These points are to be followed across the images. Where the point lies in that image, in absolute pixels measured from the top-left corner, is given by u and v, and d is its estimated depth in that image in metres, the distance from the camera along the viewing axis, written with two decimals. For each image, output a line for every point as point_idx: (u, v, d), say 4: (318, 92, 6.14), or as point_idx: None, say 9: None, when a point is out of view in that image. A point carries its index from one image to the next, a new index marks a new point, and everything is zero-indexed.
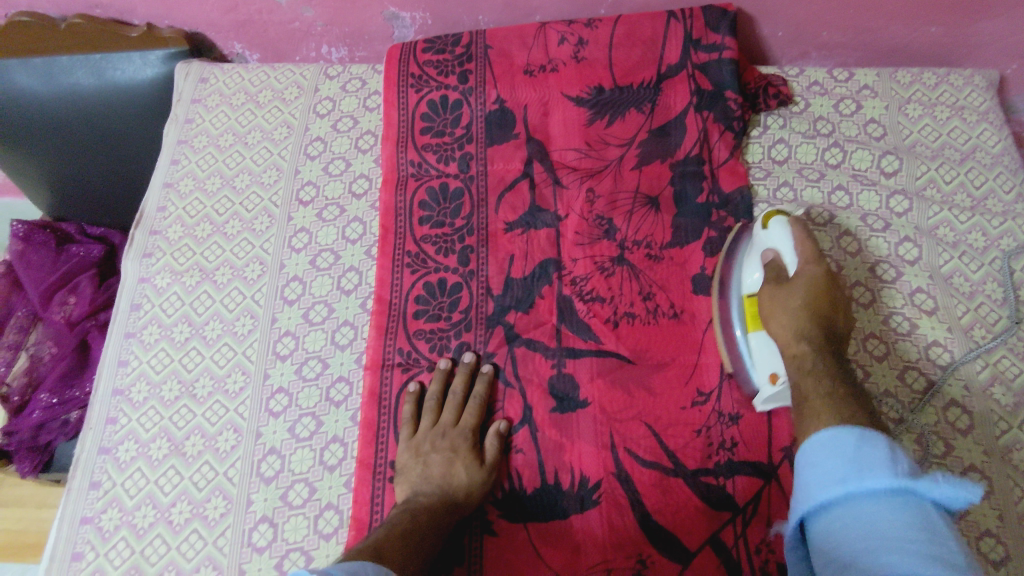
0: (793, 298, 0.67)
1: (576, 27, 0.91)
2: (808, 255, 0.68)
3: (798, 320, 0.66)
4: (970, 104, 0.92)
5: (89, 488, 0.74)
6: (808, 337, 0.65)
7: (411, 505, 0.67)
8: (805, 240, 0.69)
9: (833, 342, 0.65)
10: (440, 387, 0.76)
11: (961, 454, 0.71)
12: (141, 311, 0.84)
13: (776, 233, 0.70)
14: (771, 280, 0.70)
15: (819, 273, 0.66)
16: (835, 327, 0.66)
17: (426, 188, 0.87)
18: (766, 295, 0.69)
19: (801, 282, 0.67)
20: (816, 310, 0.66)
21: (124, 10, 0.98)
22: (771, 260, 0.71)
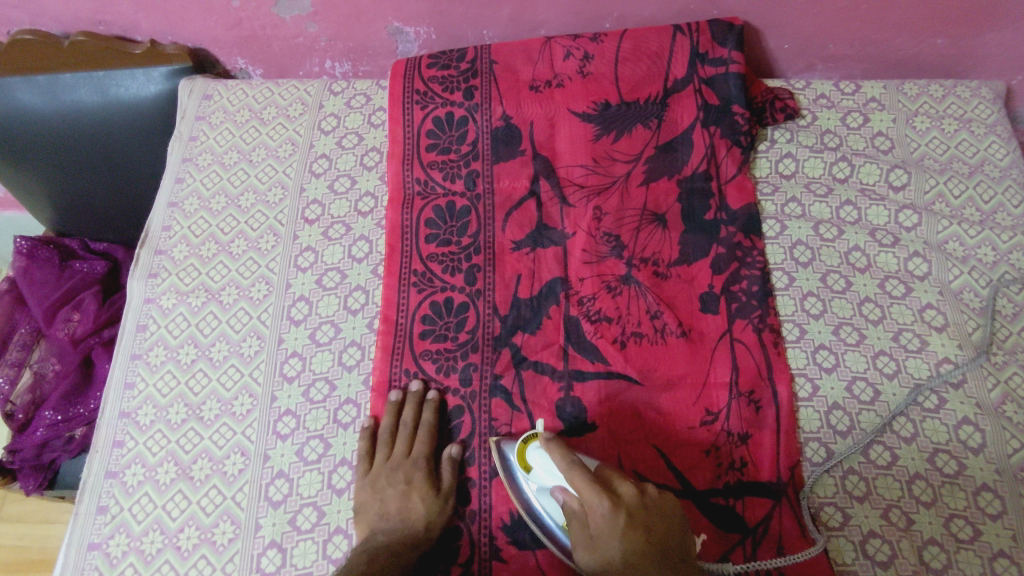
0: (611, 538, 0.59)
1: (582, 42, 0.91)
2: (591, 499, 0.60)
3: (630, 575, 0.58)
4: (977, 117, 0.92)
5: (96, 513, 0.73)
6: (652, 572, 0.57)
7: (371, 545, 0.66)
8: (570, 470, 0.62)
9: (676, 558, 0.59)
10: (392, 420, 0.75)
11: (973, 474, 0.71)
12: (147, 332, 0.83)
13: (542, 468, 0.66)
14: (575, 531, 0.62)
15: (607, 503, 0.60)
16: (663, 539, 0.59)
17: (432, 206, 0.87)
18: (579, 545, 0.61)
19: (609, 530, 0.59)
20: (637, 547, 0.58)
21: (128, 26, 0.97)
22: (564, 503, 0.63)
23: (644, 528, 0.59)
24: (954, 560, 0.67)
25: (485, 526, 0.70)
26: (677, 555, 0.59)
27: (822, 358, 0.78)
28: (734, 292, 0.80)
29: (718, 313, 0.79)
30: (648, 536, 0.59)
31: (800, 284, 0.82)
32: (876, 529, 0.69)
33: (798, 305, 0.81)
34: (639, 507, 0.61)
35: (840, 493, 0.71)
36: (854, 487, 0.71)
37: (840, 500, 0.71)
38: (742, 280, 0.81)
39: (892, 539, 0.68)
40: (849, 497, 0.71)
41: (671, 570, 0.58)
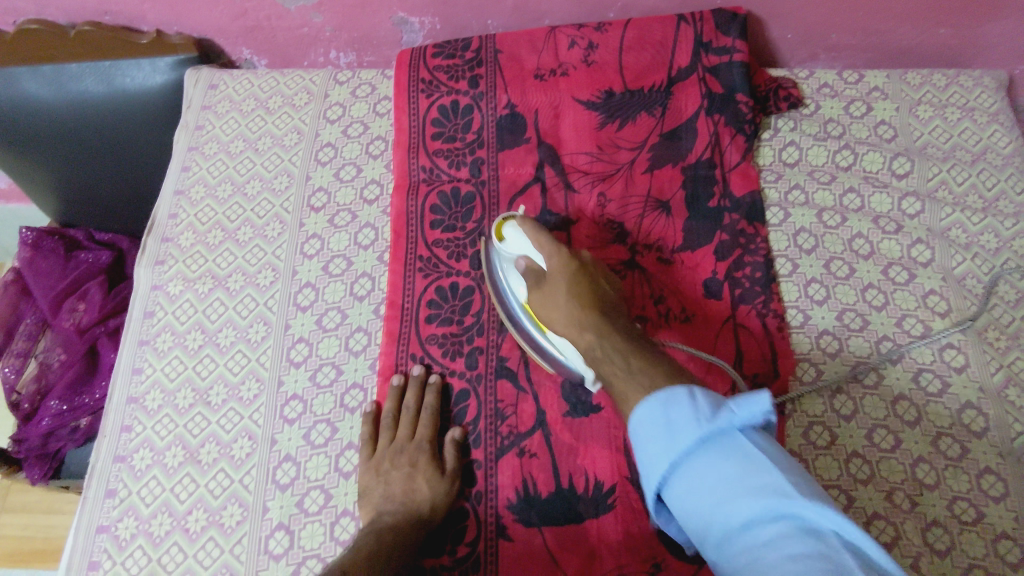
0: (558, 276, 0.68)
1: (586, 31, 0.92)
2: (551, 249, 0.70)
3: (564, 304, 0.66)
4: (980, 106, 0.92)
5: (104, 496, 0.74)
6: (582, 305, 0.65)
7: (379, 526, 0.66)
8: (539, 234, 0.71)
9: (608, 312, 0.65)
10: (394, 405, 0.75)
11: (977, 457, 0.71)
12: (154, 318, 0.84)
13: (512, 241, 0.73)
14: (531, 283, 0.70)
15: (563, 255, 0.69)
16: (602, 299, 0.66)
17: (437, 193, 0.87)
18: (533, 295, 0.70)
19: (558, 274, 0.68)
20: (580, 296, 0.66)
21: (134, 17, 0.98)
22: (526, 268, 0.71)
23: (588, 284, 0.67)
24: (958, 542, 0.68)
25: (491, 507, 0.70)
26: (619, 312, 0.65)
27: (825, 344, 0.78)
28: (738, 278, 0.81)
29: (721, 298, 0.80)
30: (592, 290, 0.66)
31: (804, 271, 0.83)
32: (880, 511, 0.69)
33: (802, 292, 0.81)
34: (592, 273, 0.69)
35: (845, 476, 0.71)
36: (858, 470, 0.71)
37: (845, 483, 0.71)
38: (746, 266, 0.81)
39: (896, 520, 0.69)
40: (853, 480, 0.71)
41: (607, 316, 0.64)
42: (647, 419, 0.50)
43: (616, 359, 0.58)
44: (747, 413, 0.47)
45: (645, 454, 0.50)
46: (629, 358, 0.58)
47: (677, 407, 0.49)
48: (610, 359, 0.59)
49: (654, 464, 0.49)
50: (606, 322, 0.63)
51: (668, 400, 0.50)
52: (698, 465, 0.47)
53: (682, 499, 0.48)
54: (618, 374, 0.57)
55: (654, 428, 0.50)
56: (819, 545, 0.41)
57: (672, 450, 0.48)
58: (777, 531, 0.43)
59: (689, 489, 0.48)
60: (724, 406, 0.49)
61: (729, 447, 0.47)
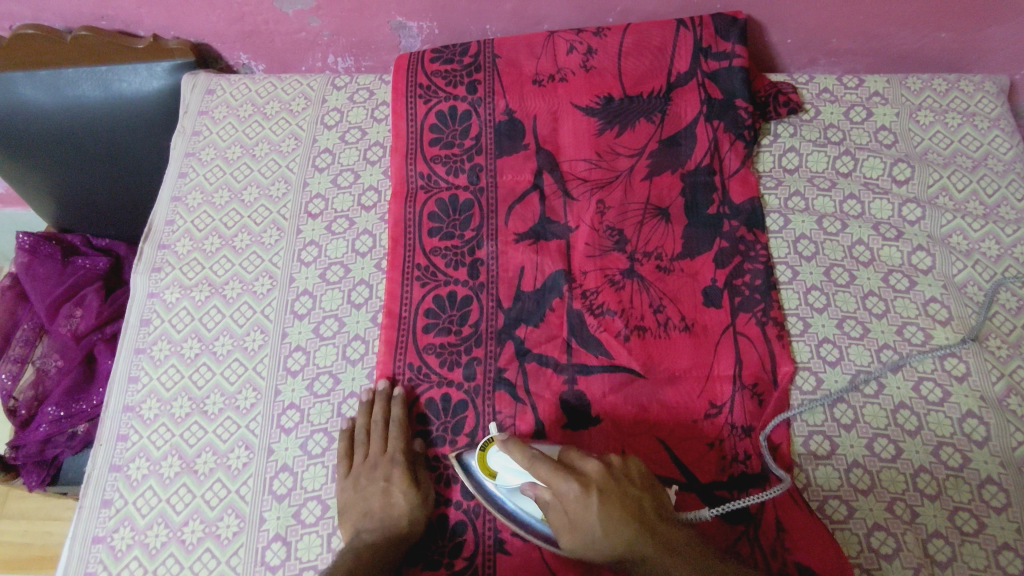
0: (587, 517, 0.59)
1: (585, 36, 0.91)
2: (558, 482, 0.61)
3: (608, 543, 0.59)
4: (980, 111, 0.92)
5: (100, 507, 0.73)
6: (628, 538, 0.59)
7: (359, 544, 0.65)
8: (533, 460, 0.62)
9: (650, 522, 0.60)
10: (365, 420, 0.74)
11: (977, 467, 0.71)
12: (150, 326, 0.83)
13: (505, 467, 0.64)
14: (550, 516, 0.62)
15: (574, 487, 0.60)
16: (640, 510, 0.60)
17: (435, 200, 0.87)
18: (558, 532, 0.61)
19: (581, 510, 0.60)
20: (619, 519, 0.59)
21: (130, 21, 0.97)
22: (537, 496, 0.62)
23: (620, 502, 0.60)
24: (960, 553, 0.67)
25: (488, 521, 0.70)
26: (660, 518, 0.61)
27: (825, 352, 0.78)
28: (737, 286, 0.80)
29: (720, 306, 0.79)
30: (626, 508, 0.60)
31: (804, 278, 0.82)
32: (881, 521, 0.69)
33: (802, 299, 0.81)
34: (611, 482, 0.62)
35: (846, 486, 0.71)
36: (859, 480, 0.71)
37: (845, 493, 0.71)
38: (745, 274, 0.81)
39: (897, 531, 0.68)
40: (854, 490, 0.71)
41: (654, 530, 0.60)
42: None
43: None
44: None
45: None
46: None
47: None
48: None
49: None
50: (661, 546, 0.59)
51: None
52: None
53: None
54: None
55: None
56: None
57: None
58: None
59: None
60: None
61: None
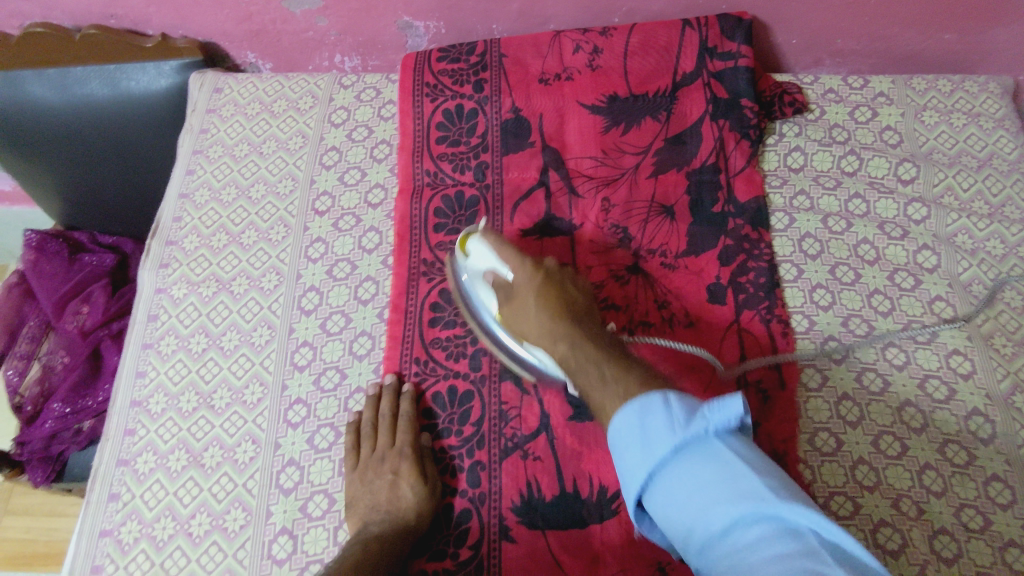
0: (526, 294, 0.65)
1: (591, 36, 0.92)
2: (516, 263, 0.68)
3: (537, 316, 0.64)
4: (985, 111, 0.92)
5: (107, 500, 0.74)
6: (552, 316, 0.63)
7: (364, 536, 0.65)
8: (503, 246, 0.69)
9: (578, 317, 0.63)
10: (372, 414, 0.74)
11: (983, 464, 0.71)
12: (157, 321, 0.83)
13: (478, 253, 0.71)
14: (502, 299, 0.69)
15: (526, 267, 0.67)
16: (573, 303, 0.64)
17: (441, 196, 0.87)
18: (505, 309, 0.68)
19: (525, 284, 0.66)
20: (551, 300, 0.64)
21: (139, 20, 0.98)
22: (494, 282, 0.70)
23: (557, 292, 0.65)
24: (966, 549, 0.67)
25: (494, 509, 0.70)
26: (591, 321, 0.63)
27: (831, 350, 0.78)
28: (742, 283, 0.81)
29: (725, 303, 0.80)
30: (563, 295, 0.64)
31: (809, 276, 0.82)
32: (887, 518, 0.69)
33: (807, 297, 0.81)
34: (558, 278, 0.67)
35: (851, 483, 0.71)
36: (864, 477, 0.71)
37: (851, 489, 0.71)
38: (750, 272, 0.81)
39: (903, 527, 0.68)
40: (860, 487, 0.71)
41: (581, 321, 0.62)
42: (624, 428, 0.49)
43: (589, 366, 0.57)
44: (721, 417, 0.46)
45: (624, 465, 0.49)
46: (602, 365, 0.56)
47: (652, 414, 0.48)
48: (584, 369, 0.57)
49: (634, 474, 0.48)
50: (578, 330, 0.61)
51: (644, 405, 0.49)
52: (678, 475, 0.46)
53: (666, 511, 0.47)
54: (591, 381, 0.56)
55: (630, 442, 0.48)
56: (798, 544, 0.40)
57: (649, 458, 0.47)
58: (759, 532, 0.42)
59: (673, 500, 0.46)
60: (699, 410, 0.47)
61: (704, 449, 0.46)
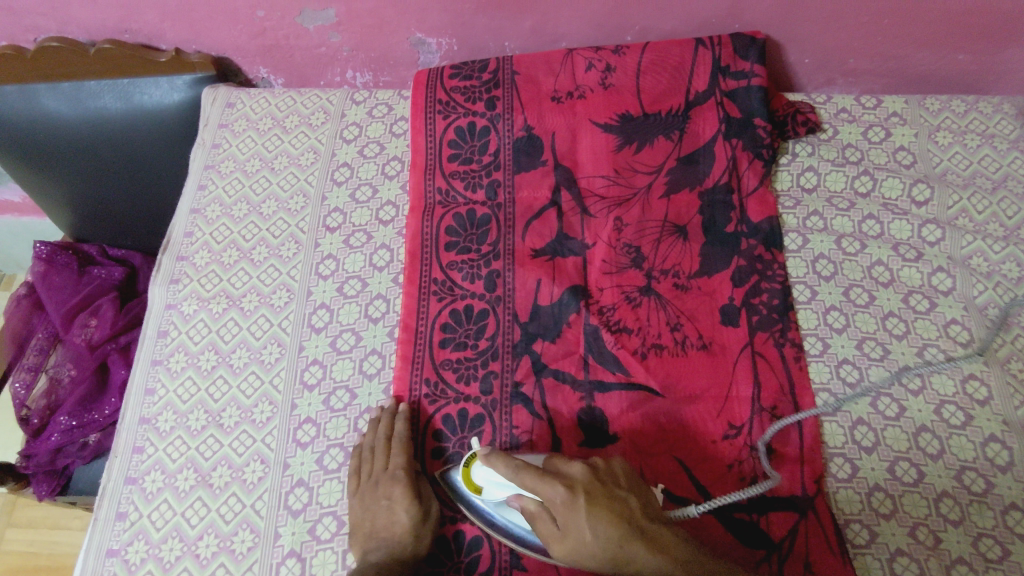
0: (576, 526, 0.60)
1: (604, 54, 0.92)
2: (545, 490, 0.61)
3: (597, 546, 0.59)
4: (999, 132, 0.92)
5: (115, 520, 0.73)
6: (618, 544, 0.59)
7: (362, 567, 0.64)
8: (522, 474, 0.63)
9: (638, 524, 0.61)
10: (368, 438, 0.73)
11: (1001, 492, 0.70)
12: (167, 337, 0.83)
13: (492, 486, 0.64)
14: (538, 523, 0.62)
15: (564, 493, 0.61)
16: (627, 512, 0.61)
17: (453, 214, 0.87)
18: (546, 537, 0.62)
19: (570, 515, 0.60)
20: (609, 522, 0.60)
21: (153, 35, 0.98)
22: (524, 508, 0.63)
23: (607, 506, 0.61)
24: None
25: None
26: (649, 517, 0.62)
27: (845, 373, 0.77)
28: (754, 305, 0.80)
29: (738, 325, 0.79)
30: (615, 509, 0.61)
31: (823, 298, 0.82)
32: (903, 547, 0.68)
33: (820, 319, 0.80)
34: (596, 486, 0.62)
35: (866, 511, 0.70)
36: (880, 505, 0.70)
37: (867, 517, 0.70)
38: (762, 293, 0.81)
39: (920, 557, 0.67)
40: (875, 514, 0.70)
41: (644, 529, 0.60)
42: None
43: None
44: None
45: None
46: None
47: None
48: None
49: None
50: (652, 544, 0.60)
51: None
52: None
53: None
54: None
55: None
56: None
57: None
58: None
59: None
60: None
61: None
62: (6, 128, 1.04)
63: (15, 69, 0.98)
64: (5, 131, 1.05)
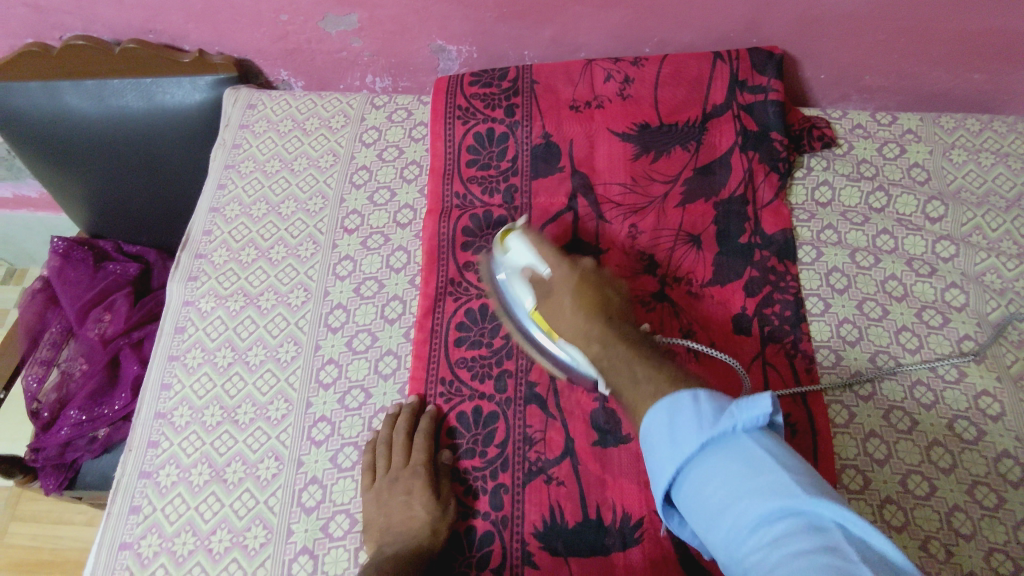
0: (564, 294, 0.69)
1: (622, 65, 0.93)
2: (555, 262, 0.71)
3: (573, 311, 0.67)
4: (1014, 151, 0.92)
5: (129, 513, 0.74)
6: (587, 316, 0.66)
7: (382, 557, 0.65)
8: (543, 245, 0.73)
9: (611, 317, 0.66)
10: (387, 432, 0.74)
11: (1014, 508, 0.70)
12: (185, 333, 0.84)
13: (517, 250, 0.74)
14: (537, 295, 0.71)
15: (565, 264, 0.71)
16: (609, 304, 0.68)
17: (470, 217, 0.88)
18: (541, 305, 0.71)
19: (562, 284, 0.70)
20: (588, 299, 0.67)
21: (177, 36, 0.99)
22: (527, 281, 0.72)
23: (596, 294, 0.68)
24: None
25: (517, 533, 0.69)
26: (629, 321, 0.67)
27: (857, 386, 0.77)
28: (767, 315, 0.80)
29: (751, 334, 0.80)
30: (598, 293, 0.68)
31: (836, 311, 0.82)
32: (914, 560, 0.68)
33: (833, 331, 0.81)
34: (593, 276, 0.70)
35: (878, 522, 0.70)
36: (892, 517, 0.70)
37: (878, 529, 0.70)
38: (776, 304, 0.81)
39: (932, 571, 0.67)
40: (887, 526, 0.70)
41: (619, 325, 0.65)
42: (654, 429, 0.52)
43: (619, 363, 0.60)
44: (751, 413, 0.48)
45: (655, 462, 0.51)
46: (635, 365, 0.59)
47: (682, 412, 0.51)
48: (614, 367, 0.61)
49: (662, 469, 0.50)
50: (616, 331, 0.64)
51: (674, 406, 0.51)
52: (708, 470, 0.48)
53: (693, 498, 0.49)
54: (623, 380, 0.59)
55: (660, 434, 0.51)
56: (823, 538, 0.41)
57: (679, 456, 0.49)
58: (783, 528, 0.43)
59: (697, 492, 0.48)
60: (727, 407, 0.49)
61: (735, 448, 0.48)
62: (27, 123, 1.06)
63: (39, 66, 0.99)
64: (27, 127, 1.06)
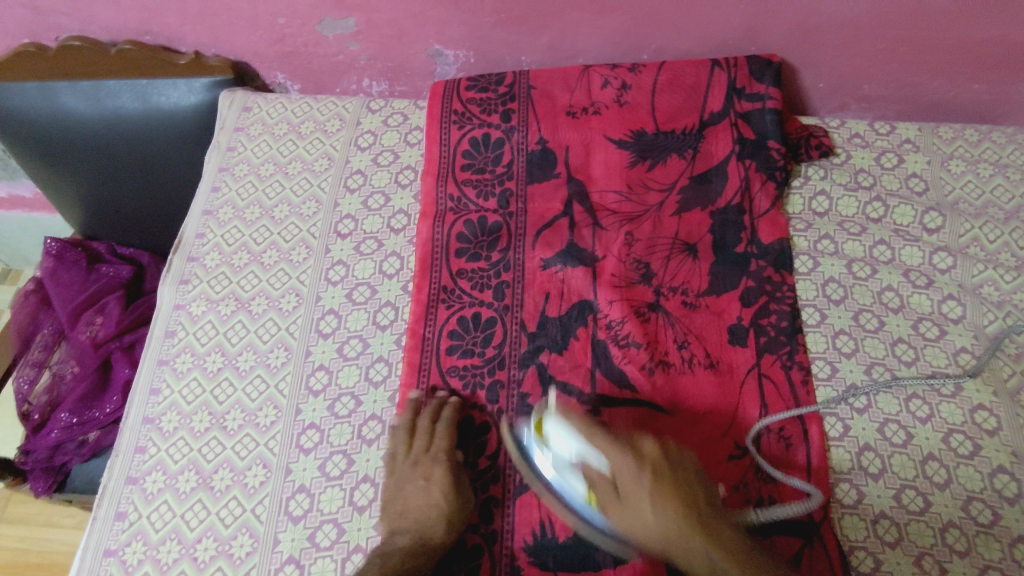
0: (640, 500, 0.62)
1: (620, 72, 0.92)
2: (617, 457, 0.64)
3: (655, 515, 0.61)
4: (1013, 163, 0.92)
5: (114, 519, 0.73)
6: (671, 515, 0.61)
7: (391, 546, 0.65)
8: (593, 432, 0.66)
9: (695, 512, 0.61)
10: (410, 417, 0.74)
11: (1009, 525, 0.69)
12: (175, 338, 0.83)
13: (557, 438, 0.66)
14: (599, 491, 0.64)
15: (630, 459, 0.63)
16: (691, 493, 0.62)
17: (464, 222, 0.87)
18: (605, 505, 0.63)
19: (632, 483, 0.63)
20: (670, 495, 0.62)
21: (173, 37, 0.99)
22: (583, 468, 0.65)
23: (671, 480, 0.63)
24: None
25: (507, 547, 0.69)
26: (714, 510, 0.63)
27: (853, 398, 0.76)
28: (763, 325, 0.80)
29: (747, 345, 0.79)
30: (676, 487, 0.62)
31: (832, 322, 0.81)
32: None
33: (829, 343, 0.80)
34: (661, 462, 0.64)
35: (871, 538, 0.69)
36: (886, 533, 0.69)
37: (872, 544, 0.69)
38: (771, 314, 0.80)
39: None
40: (881, 542, 0.69)
41: (705, 515, 0.61)
42: None
43: None
44: None
45: None
46: None
47: None
48: None
49: None
50: (705, 522, 0.61)
51: None
52: None
53: None
54: None
55: None
56: None
57: None
58: None
59: None
60: None
61: None
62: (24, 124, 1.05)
63: (35, 66, 0.99)
64: (24, 128, 1.06)
